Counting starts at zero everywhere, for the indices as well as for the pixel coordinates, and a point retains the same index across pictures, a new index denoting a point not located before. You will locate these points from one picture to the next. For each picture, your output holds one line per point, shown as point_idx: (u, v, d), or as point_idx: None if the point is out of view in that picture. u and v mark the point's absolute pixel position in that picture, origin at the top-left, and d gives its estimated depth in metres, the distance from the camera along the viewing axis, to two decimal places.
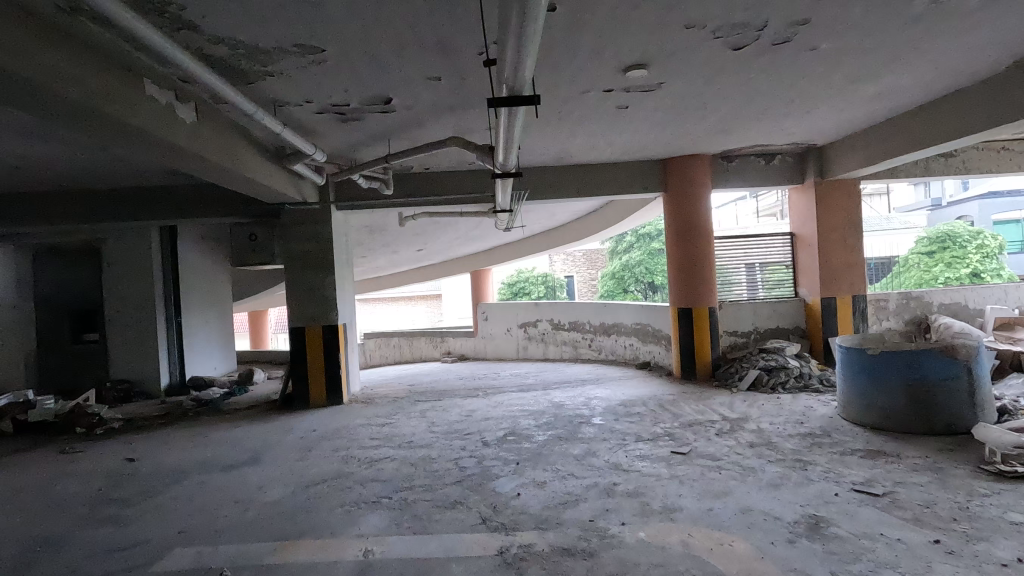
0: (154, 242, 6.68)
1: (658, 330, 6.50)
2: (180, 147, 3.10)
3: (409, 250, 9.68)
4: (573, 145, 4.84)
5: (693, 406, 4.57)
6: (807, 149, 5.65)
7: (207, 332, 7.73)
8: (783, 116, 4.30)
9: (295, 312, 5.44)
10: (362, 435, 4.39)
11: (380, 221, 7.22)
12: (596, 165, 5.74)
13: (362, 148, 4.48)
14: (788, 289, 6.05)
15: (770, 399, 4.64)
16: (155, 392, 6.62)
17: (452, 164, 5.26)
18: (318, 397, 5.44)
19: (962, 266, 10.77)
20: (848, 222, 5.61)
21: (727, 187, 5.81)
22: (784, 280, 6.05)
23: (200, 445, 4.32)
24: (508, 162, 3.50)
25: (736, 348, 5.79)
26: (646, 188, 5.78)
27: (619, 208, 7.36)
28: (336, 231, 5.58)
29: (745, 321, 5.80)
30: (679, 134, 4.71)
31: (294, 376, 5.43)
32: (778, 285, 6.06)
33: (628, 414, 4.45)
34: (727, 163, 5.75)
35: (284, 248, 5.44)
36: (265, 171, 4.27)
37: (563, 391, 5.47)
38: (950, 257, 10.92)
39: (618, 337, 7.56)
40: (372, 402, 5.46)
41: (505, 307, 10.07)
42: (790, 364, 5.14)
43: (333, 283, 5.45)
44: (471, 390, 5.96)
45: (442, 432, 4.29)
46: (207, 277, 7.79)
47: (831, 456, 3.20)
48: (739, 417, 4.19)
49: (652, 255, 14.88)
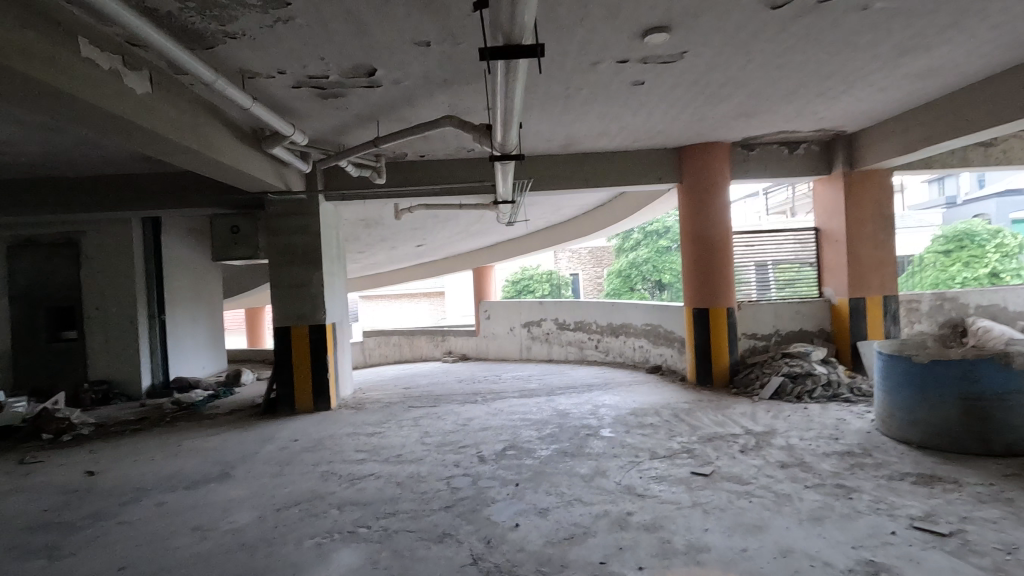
0: (134, 235, 6.30)
1: (670, 332, 6.08)
2: (131, 122, 2.70)
3: (408, 246, 9.29)
4: (581, 129, 4.42)
5: (712, 417, 4.15)
6: (836, 137, 5.20)
7: (194, 331, 7.36)
8: (815, 95, 3.86)
9: (280, 310, 5.05)
10: (348, 446, 4.00)
11: (376, 214, 6.82)
12: (606, 154, 5.31)
13: (350, 132, 4.09)
14: (811, 289, 5.62)
15: (796, 410, 4.22)
16: (136, 394, 6.26)
17: (450, 150, 4.84)
18: (305, 403, 5.06)
19: (980, 266, 10.19)
20: (879, 216, 5.17)
21: (747, 178, 5.38)
22: (807, 279, 5.61)
23: (171, 456, 3.93)
24: (509, 141, 3.08)
25: (755, 352, 5.36)
26: (661, 179, 5.35)
27: (629, 201, 6.93)
28: (324, 224, 5.18)
29: (765, 323, 5.37)
30: (698, 118, 4.29)
31: (279, 379, 5.05)
32: (801, 285, 5.62)
33: (641, 426, 4.04)
34: (747, 151, 5.32)
35: (269, 241, 5.04)
36: (240, 155, 3.87)
37: (568, 397, 5.06)
38: (967, 257, 10.42)
39: (627, 338, 7.15)
40: (363, 408, 5.08)
41: (508, 306, 9.67)
42: (818, 371, 4.70)
43: (321, 279, 5.06)
44: (470, 394, 5.57)
45: (435, 444, 3.90)
46: (193, 273, 7.41)
47: (878, 483, 2.78)
48: (764, 430, 3.77)
49: (660, 253, 14.43)
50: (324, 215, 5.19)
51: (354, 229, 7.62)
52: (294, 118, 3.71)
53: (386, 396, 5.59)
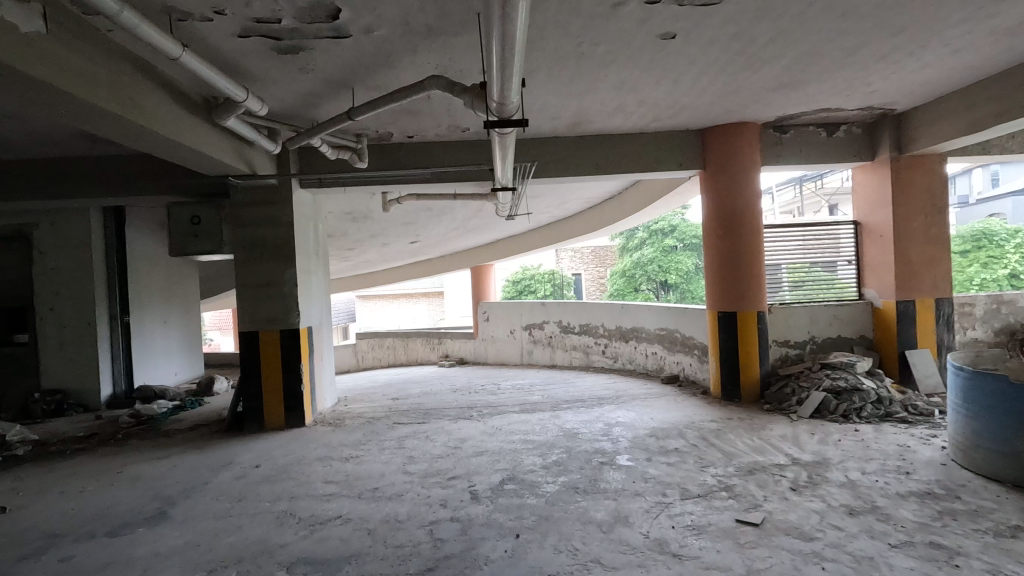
0: (93, 228, 5.68)
1: (688, 337, 5.43)
2: (12, 67, 2.04)
3: (400, 243, 8.67)
4: (594, 103, 3.79)
5: (747, 443, 3.52)
6: (882, 117, 4.56)
7: (164, 333, 6.74)
8: (876, 58, 3.23)
9: (247, 313, 4.40)
10: (317, 474, 3.37)
11: (362, 206, 6.20)
12: (619, 137, 4.68)
13: (321, 102, 3.46)
14: (850, 291, 4.96)
15: (846, 433, 3.59)
16: (94, 404, 5.64)
17: (442, 128, 4.22)
18: (275, 419, 4.43)
19: (1000, 267, 9.54)
20: (931, 207, 4.53)
21: (780, 165, 4.74)
22: (845, 281, 4.96)
23: (105, 487, 3.30)
24: (509, 103, 2.44)
25: (788, 362, 4.72)
26: (682, 165, 4.72)
27: (641, 192, 6.29)
28: (298, 214, 4.54)
29: (799, 328, 4.73)
30: (732, 89, 3.65)
31: (245, 392, 4.41)
32: (838, 287, 4.95)
33: (664, 453, 3.41)
34: (780, 134, 4.70)
35: (233, 233, 4.40)
36: (185, 127, 3.22)
37: (576, 414, 4.43)
38: (986, 257, 9.68)
39: (638, 343, 6.51)
40: (341, 425, 4.45)
41: (507, 307, 9.06)
42: (866, 385, 4.07)
43: (294, 277, 4.42)
44: (464, 407, 4.94)
45: (420, 473, 3.27)
46: (163, 272, 6.80)
47: (986, 543, 2.14)
48: (814, 460, 3.14)
49: (666, 252, 13.81)
50: (299, 203, 4.55)
51: (340, 223, 6.99)
52: (250, 83, 3.08)
53: (370, 409, 4.98)
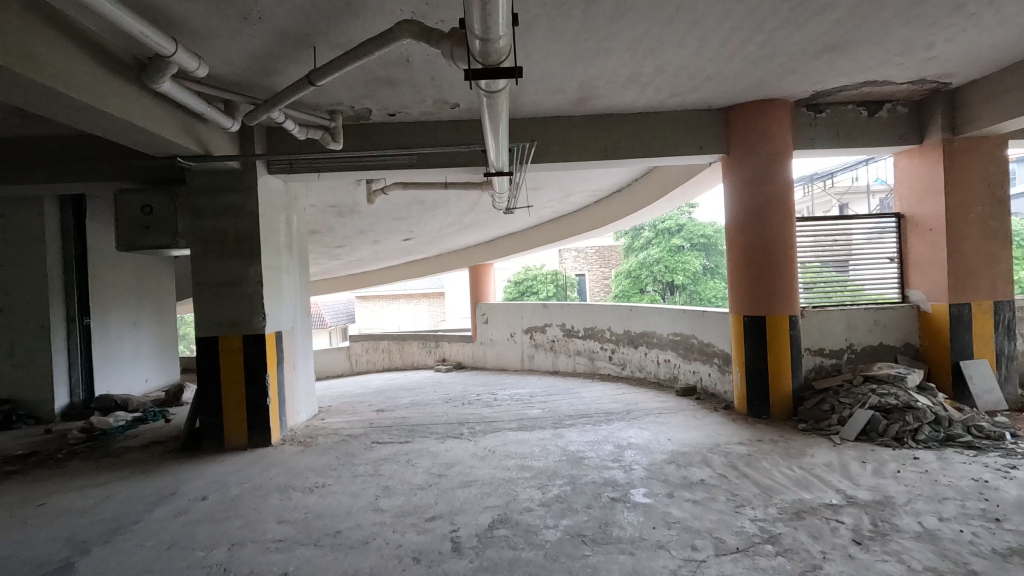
0: (47, 221, 5.15)
1: (707, 344, 4.85)
2: None
3: (392, 240, 8.12)
4: (604, 69, 3.22)
5: (787, 475, 2.93)
6: (932, 93, 3.98)
7: (132, 337, 6.20)
8: (949, 7, 2.65)
9: (205, 316, 3.85)
10: (271, 511, 2.81)
11: (345, 197, 5.64)
12: (630, 116, 4.11)
13: (279, 65, 2.90)
14: (870, 295, 4.35)
15: (904, 461, 3.01)
16: (47, 416, 5.09)
17: (428, 103, 3.66)
18: (236, 439, 3.87)
19: None
20: (988, 197, 3.96)
21: (815, 148, 4.16)
22: (864, 282, 4.34)
23: (17, 525, 2.75)
24: (498, 43, 1.87)
25: (823, 374, 4.14)
26: (703, 149, 4.14)
27: (653, 183, 5.72)
28: (265, 204, 3.99)
29: (836, 335, 4.15)
30: (767, 52, 3.08)
31: (203, 408, 3.86)
32: (855, 289, 4.33)
33: (688, 487, 2.83)
34: (815, 114, 4.12)
35: (189, 224, 3.84)
36: (108, 93, 2.65)
37: (581, 432, 3.86)
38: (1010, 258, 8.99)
39: (648, 349, 5.93)
40: (313, 444, 3.89)
41: (508, 309, 8.51)
42: (920, 403, 3.48)
43: (259, 275, 3.86)
44: (455, 422, 4.38)
45: (395, 512, 2.71)
46: (130, 270, 6.27)
47: None
48: (875, 500, 2.56)
49: (672, 252, 13.21)
50: (265, 191, 3.99)
51: (325, 217, 6.45)
52: (185, 35, 2.52)
53: (348, 425, 4.42)
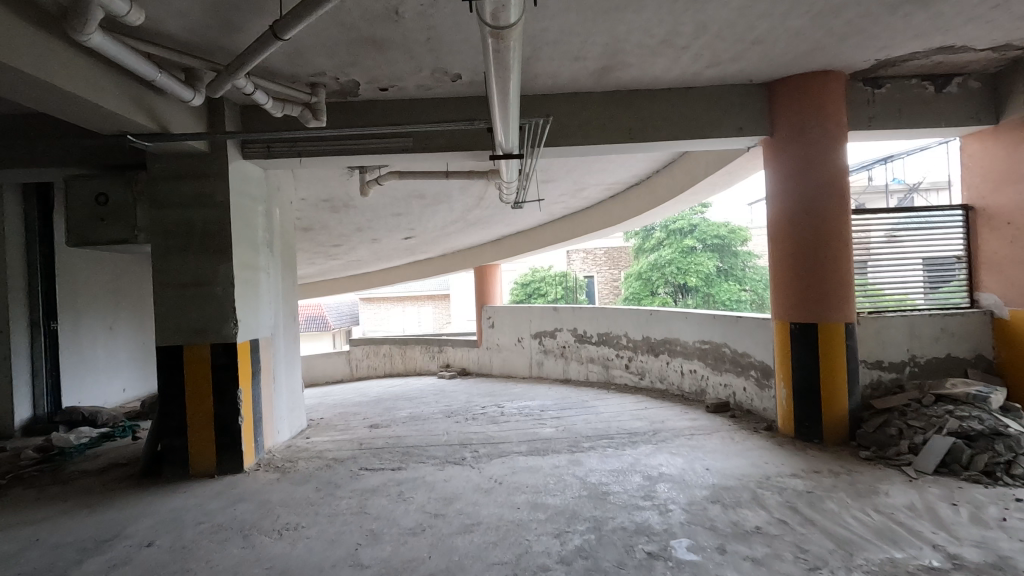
0: (7, 214, 4.65)
1: (741, 353, 4.29)
2: None
3: (392, 239, 7.60)
4: (634, 27, 2.68)
5: (863, 521, 2.38)
6: (1013, 63, 3.41)
7: (107, 343, 5.70)
8: None
9: (168, 321, 3.34)
10: (228, 564, 2.28)
11: (337, 188, 5.12)
12: (658, 93, 3.57)
13: (242, 17, 2.38)
14: (887, 297, 3.73)
15: (1008, 505, 2.45)
16: (6, 430, 4.59)
17: (425, 73, 3.13)
18: (203, 464, 3.35)
19: None
20: None
21: (873, 130, 3.59)
22: (882, 283, 3.72)
23: None
24: None
25: (882, 390, 3.58)
26: (742, 130, 3.59)
27: (677, 174, 5.17)
28: (239, 193, 3.47)
29: (896, 345, 3.60)
30: (834, 3, 2.53)
31: (165, 429, 3.34)
32: (871, 292, 3.72)
33: (743, 537, 2.28)
34: (873, 89, 3.56)
35: (150, 215, 3.33)
36: (30, 51, 2.14)
37: (603, 459, 3.31)
38: None
39: (671, 358, 5.37)
40: (291, 471, 3.36)
41: (515, 312, 7.99)
42: (1011, 429, 2.91)
43: (231, 274, 3.35)
44: (456, 442, 3.84)
45: (379, 569, 2.17)
46: (106, 270, 5.78)
47: None
48: (990, 562, 2.00)
49: (685, 253, 12.66)
50: (239, 178, 3.47)
51: (317, 212, 5.93)
52: None
53: (336, 445, 3.89)
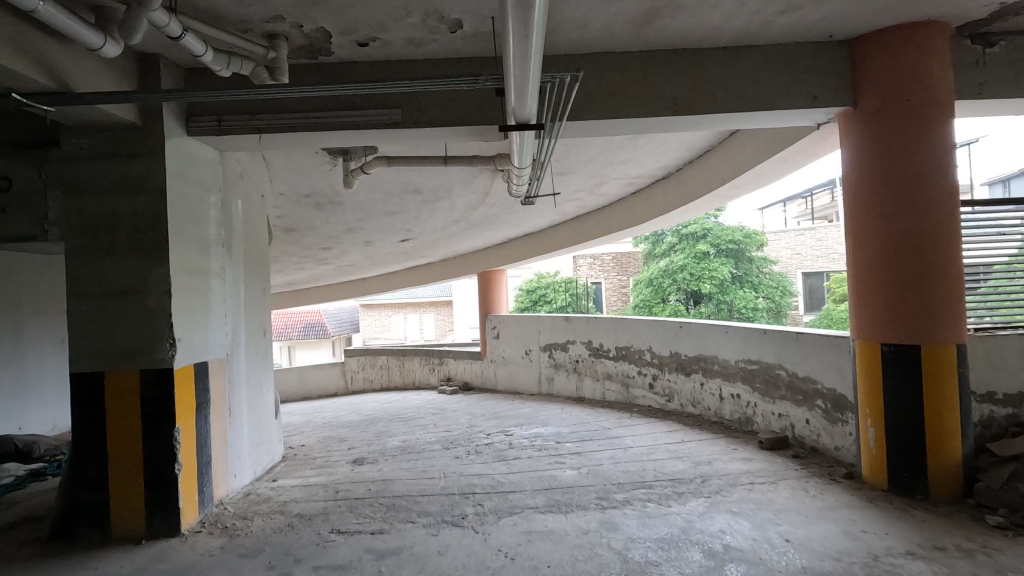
0: None
1: (802, 378, 3.53)
2: None
3: (386, 241, 6.87)
4: None
5: None
6: None
7: (57, 359, 4.95)
8: None
9: (85, 341, 2.61)
10: None
11: (319, 180, 4.39)
12: (710, 53, 2.84)
13: None
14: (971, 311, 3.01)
15: None
16: None
17: (415, 19, 2.41)
18: (127, 525, 2.60)
19: None
20: None
21: (983, 101, 2.84)
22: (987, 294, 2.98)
23: None
24: None
25: (995, 429, 2.82)
26: (817, 100, 2.84)
27: (714, 165, 4.42)
28: (180, 177, 2.73)
29: (1010, 372, 2.85)
30: None
31: (78, 479, 2.59)
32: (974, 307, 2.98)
33: None
34: (985, 48, 2.80)
35: (64, 205, 2.61)
36: None
37: (645, 522, 2.54)
38: None
39: (706, 378, 4.61)
40: (241, 534, 2.61)
41: (522, 322, 7.25)
42: None
43: (165, 280, 2.61)
44: (454, 491, 3.07)
45: None
46: (55, 276, 5.05)
47: None
48: None
49: (698, 258, 11.88)
50: (181, 160, 2.74)
51: (299, 210, 5.20)
52: None
53: (306, 492, 3.14)
